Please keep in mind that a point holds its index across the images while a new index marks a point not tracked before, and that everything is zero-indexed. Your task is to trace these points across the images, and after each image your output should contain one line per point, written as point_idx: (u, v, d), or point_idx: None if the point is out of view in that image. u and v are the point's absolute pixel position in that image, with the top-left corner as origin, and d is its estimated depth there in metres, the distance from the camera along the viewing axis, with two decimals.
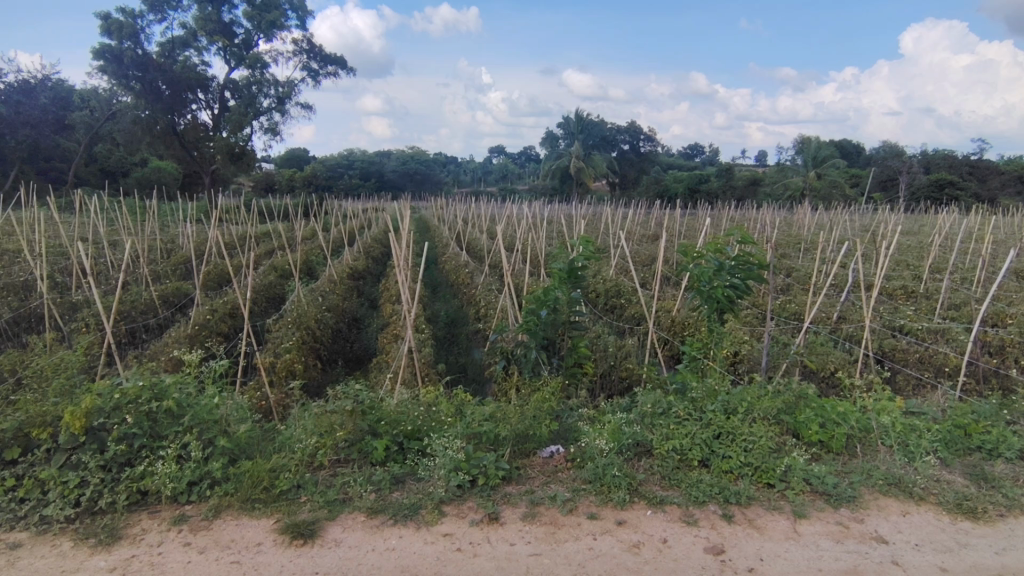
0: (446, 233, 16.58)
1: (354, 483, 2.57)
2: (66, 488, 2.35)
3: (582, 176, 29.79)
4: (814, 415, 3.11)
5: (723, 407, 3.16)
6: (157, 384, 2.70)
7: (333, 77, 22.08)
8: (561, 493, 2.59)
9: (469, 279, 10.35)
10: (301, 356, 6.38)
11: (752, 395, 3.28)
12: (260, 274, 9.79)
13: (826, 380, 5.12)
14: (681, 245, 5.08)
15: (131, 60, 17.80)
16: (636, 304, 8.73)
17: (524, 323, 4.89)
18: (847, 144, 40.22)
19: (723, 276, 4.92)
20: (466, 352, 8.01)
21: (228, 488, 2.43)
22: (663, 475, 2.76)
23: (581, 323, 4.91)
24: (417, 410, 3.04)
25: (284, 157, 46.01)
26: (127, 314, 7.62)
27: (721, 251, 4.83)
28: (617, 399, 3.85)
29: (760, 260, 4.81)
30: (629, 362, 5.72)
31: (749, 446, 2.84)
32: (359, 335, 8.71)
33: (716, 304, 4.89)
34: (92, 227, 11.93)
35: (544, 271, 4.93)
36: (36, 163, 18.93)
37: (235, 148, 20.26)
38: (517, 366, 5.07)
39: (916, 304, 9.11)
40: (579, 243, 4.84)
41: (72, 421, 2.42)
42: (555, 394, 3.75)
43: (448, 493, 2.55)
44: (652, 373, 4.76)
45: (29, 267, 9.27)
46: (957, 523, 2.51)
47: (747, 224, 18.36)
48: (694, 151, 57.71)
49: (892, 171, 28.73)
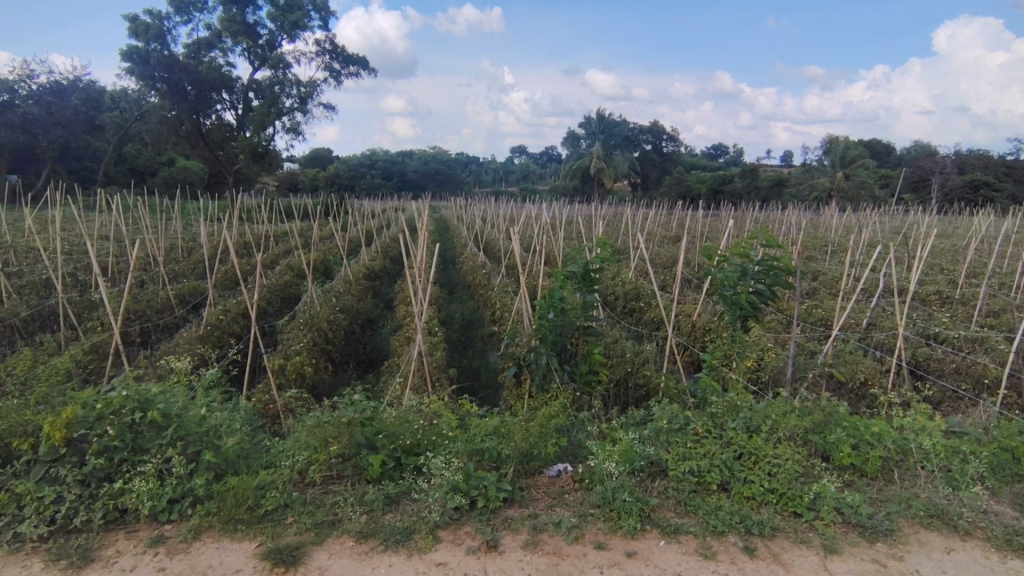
0: (466, 233, 16.50)
1: (344, 503, 2.41)
2: (41, 504, 2.22)
3: (603, 176, 29.54)
4: (845, 436, 2.86)
5: (744, 424, 2.93)
6: (144, 393, 2.56)
7: (355, 76, 22.16)
8: (567, 519, 2.40)
9: (486, 280, 10.21)
10: (311, 358, 6.29)
11: (778, 411, 3.02)
12: (275, 274, 9.77)
13: (855, 392, 4.86)
14: (704, 247, 4.84)
15: (157, 61, 18.02)
16: (655, 307, 8.52)
17: (535, 328, 4.72)
18: (877, 144, 39.19)
19: (748, 281, 4.70)
20: (481, 356, 7.84)
21: (210, 507, 2.29)
22: (679, 500, 2.55)
23: (596, 328, 4.75)
24: (417, 422, 2.87)
25: (308, 157, 46.63)
26: (142, 313, 7.63)
27: (746, 255, 4.61)
28: (632, 411, 3.64)
29: (788, 265, 4.53)
30: (647, 369, 5.53)
31: (773, 469, 2.61)
32: (373, 337, 8.63)
33: (740, 310, 4.65)
34: (117, 225, 12.12)
35: (556, 274, 4.75)
36: (68, 162, 19.39)
37: (257, 148, 20.43)
38: (528, 372, 4.90)
39: (951, 311, 8.71)
40: (595, 245, 4.64)
41: (52, 432, 2.30)
42: (565, 405, 3.55)
43: (444, 516, 2.37)
44: (669, 381, 4.56)
45: (53, 264, 9.41)
46: (1008, 563, 2.26)
47: (772, 225, 17.98)
48: (718, 151, 57.00)
49: (925, 171, 27.85)
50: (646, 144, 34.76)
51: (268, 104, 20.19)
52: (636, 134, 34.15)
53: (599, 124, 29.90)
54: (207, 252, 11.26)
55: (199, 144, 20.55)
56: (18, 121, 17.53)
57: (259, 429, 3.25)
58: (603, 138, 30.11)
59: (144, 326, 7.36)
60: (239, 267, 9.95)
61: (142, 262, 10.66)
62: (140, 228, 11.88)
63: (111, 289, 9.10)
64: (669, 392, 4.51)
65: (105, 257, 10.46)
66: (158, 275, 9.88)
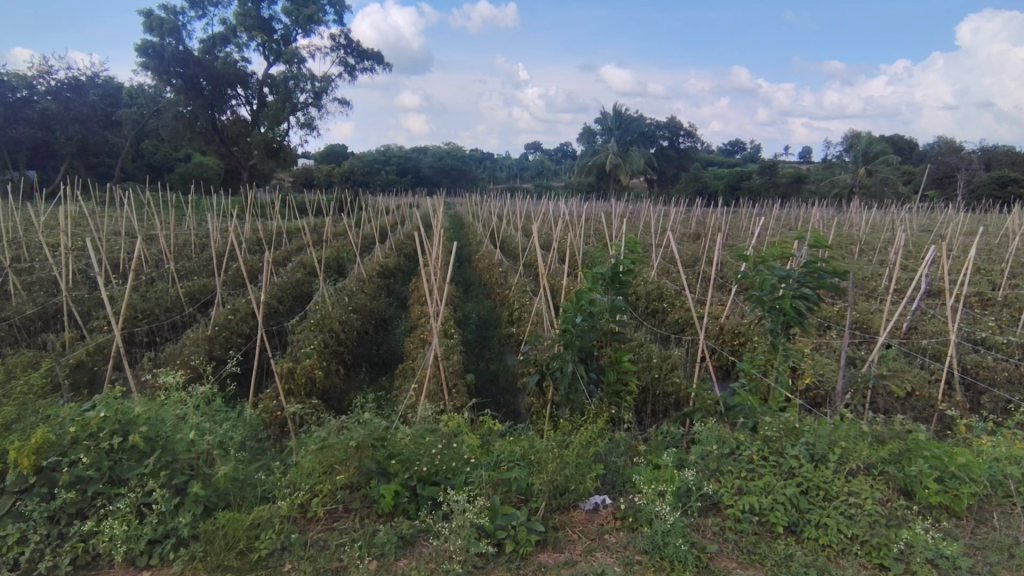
0: (481, 231, 16.22)
1: (351, 546, 2.10)
2: (3, 545, 1.94)
3: (619, 173, 29.06)
4: (928, 467, 2.46)
5: (807, 453, 2.56)
6: (126, 413, 2.25)
7: (369, 71, 21.96)
8: (611, 569, 2.07)
9: (503, 279, 9.87)
10: (322, 361, 6.02)
11: (846, 435, 2.64)
12: (286, 272, 9.52)
13: (906, 404, 4.51)
14: (741, 247, 4.42)
15: (172, 57, 17.86)
16: (680, 309, 8.19)
17: (560, 332, 4.38)
18: (900, 139, 38.13)
19: (791, 284, 4.24)
20: (498, 359, 7.53)
21: (195, 551, 1.98)
22: (740, 547, 2.20)
23: (626, 335, 4.42)
24: (434, 444, 2.54)
25: (323, 154, 46.69)
26: (151, 312, 7.39)
27: (790, 257, 4.13)
28: (672, 431, 3.28)
29: (834, 267, 4.09)
30: (677, 377, 5.20)
31: (850, 511, 2.25)
32: (386, 337, 8.34)
33: (781, 316, 4.23)
34: (131, 222, 11.97)
35: (580, 274, 4.40)
36: (86, 158, 19.41)
37: (272, 144, 20.29)
38: (552, 380, 4.57)
39: (996, 314, 8.16)
40: (625, 245, 4.28)
41: (19, 460, 2.01)
42: (596, 426, 3.20)
43: (466, 566, 2.03)
44: (704, 392, 4.20)
45: (65, 260, 9.23)
46: None
47: (794, 225, 17.46)
48: (735, 148, 56.18)
49: (950, 167, 26.99)
50: (663, 140, 34.36)
51: (283, 100, 20.01)
52: (653, 130, 33.63)
53: (615, 119, 29.43)
54: (219, 248, 11.05)
55: (214, 139, 20.46)
56: (36, 117, 17.50)
57: (260, 450, 2.96)
58: (619, 134, 29.58)
59: (152, 326, 7.13)
60: (252, 265, 9.72)
61: (155, 259, 10.47)
62: (154, 225, 11.72)
63: (123, 287, 8.89)
64: (705, 404, 4.15)
65: (118, 253, 10.30)
66: (170, 272, 9.69)
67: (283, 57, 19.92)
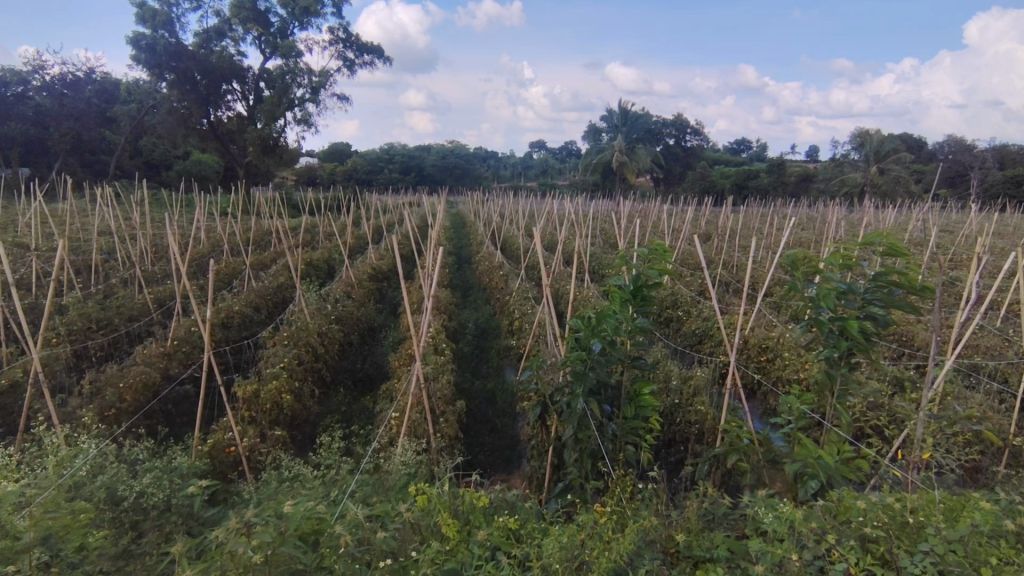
0: (482, 232, 15.49)
1: None
2: None
3: (626, 171, 28.09)
4: None
5: (936, 573, 1.77)
6: None
7: (368, 67, 21.27)
8: None
9: (503, 283, 9.11)
10: (292, 382, 5.26)
11: (993, 550, 1.82)
12: (269, 275, 8.79)
13: (976, 447, 3.74)
14: (788, 251, 3.50)
15: (165, 50, 17.00)
16: (695, 317, 7.44)
17: (569, 360, 3.57)
18: (909, 137, 37.07)
19: (853, 302, 3.30)
20: (497, 375, 6.74)
21: None
22: None
23: (646, 362, 3.58)
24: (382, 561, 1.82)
25: (328, 153, 46.23)
26: (110, 321, 6.65)
27: (855, 266, 3.19)
28: (714, 512, 2.51)
29: (915, 280, 3.08)
30: (701, 403, 4.50)
31: None
32: (373, 349, 7.58)
33: (843, 340, 3.28)
34: (113, 221, 11.28)
35: (599, 289, 3.61)
36: (80, 155, 18.83)
37: (268, 140, 19.35)
38: (557, 414, 3.79)
39: None
40: (649, 253, 3.41)
41: None
42: (614, 517, 2.45)
43: None
44: (736, 427, 3.45)
45: (36, 263, 8.58)
46: None
47: (810, 229, 16.59)
48: (739, 147, 55.42)
49: (963, 165, 25.99)
50: (669, 138, 33.60)
51: (280, 94, 19.24)
52: (660, 128, 33.13)
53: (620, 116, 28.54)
54: (203, 250, 10.38)
55: (209, 138, 19.49)
56: (30, 113, 17.02)
57: (152, 557, 2.27)
58: (625, 131, 28.76)
59: (111, 338, 6.37)
60: (234, 268, 9.00)
61: (135, 260, 9.79)
62: (135, 225, 11.02)
63: (92, 290, 8.21)
64: (737, 444, 3.39)
65: (95, 256, 9.65)
66: (148, 275, 9.01)
67: (279, 50, 19.11)
